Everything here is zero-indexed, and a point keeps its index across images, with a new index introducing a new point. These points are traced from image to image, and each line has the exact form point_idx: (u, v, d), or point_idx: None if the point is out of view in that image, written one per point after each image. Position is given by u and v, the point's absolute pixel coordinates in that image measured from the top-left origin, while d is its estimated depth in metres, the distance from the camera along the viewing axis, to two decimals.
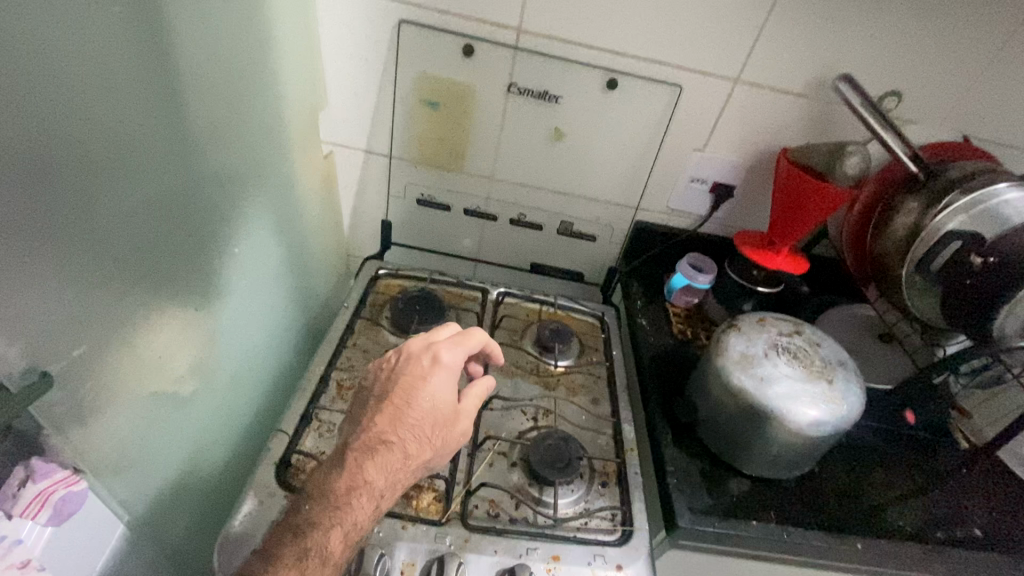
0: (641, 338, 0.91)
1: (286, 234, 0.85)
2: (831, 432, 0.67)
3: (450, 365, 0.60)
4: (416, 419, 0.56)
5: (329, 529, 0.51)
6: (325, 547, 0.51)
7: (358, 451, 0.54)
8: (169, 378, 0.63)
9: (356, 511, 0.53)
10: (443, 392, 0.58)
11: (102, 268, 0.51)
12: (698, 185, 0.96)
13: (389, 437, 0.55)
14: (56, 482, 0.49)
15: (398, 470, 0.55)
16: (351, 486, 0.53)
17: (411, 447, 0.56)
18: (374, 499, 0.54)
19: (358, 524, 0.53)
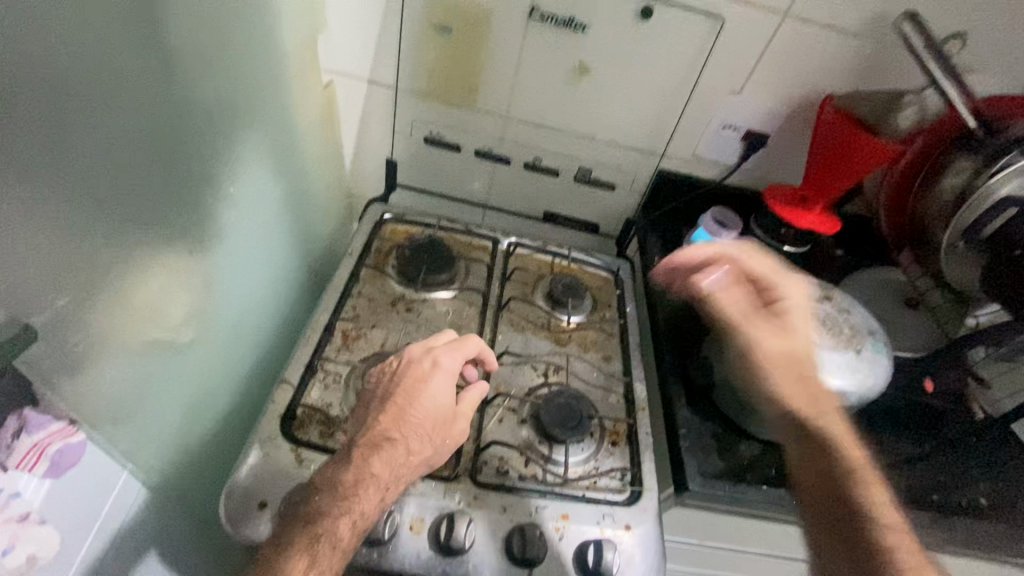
0: (657, 295, 0.88)
1: (284, 173, 0.78)
2: (852, 401, 0.65)
3: (449, 368, 0.62)
4: (418, 418, 0.58)
5: (338, 518, 0.51)
6: (335, 533, 0.50)
7: (364, 446, 0.55)
8: (165, 325, 0.59)
9: (364, 500, 0.53)
10: (443, 394, 0.60)
11: (83, 207, 0.46)
12: (730, 133, 0.88)
13: (391, 434, 0.56)
14: (50, 433, 0.53)
15: (402, 467, 0.55)
16: (358, 478, 0.53)
17: (415, 444, 0.57)
18: (380, 490, 0.54)
19: (366, 513, 0.52)
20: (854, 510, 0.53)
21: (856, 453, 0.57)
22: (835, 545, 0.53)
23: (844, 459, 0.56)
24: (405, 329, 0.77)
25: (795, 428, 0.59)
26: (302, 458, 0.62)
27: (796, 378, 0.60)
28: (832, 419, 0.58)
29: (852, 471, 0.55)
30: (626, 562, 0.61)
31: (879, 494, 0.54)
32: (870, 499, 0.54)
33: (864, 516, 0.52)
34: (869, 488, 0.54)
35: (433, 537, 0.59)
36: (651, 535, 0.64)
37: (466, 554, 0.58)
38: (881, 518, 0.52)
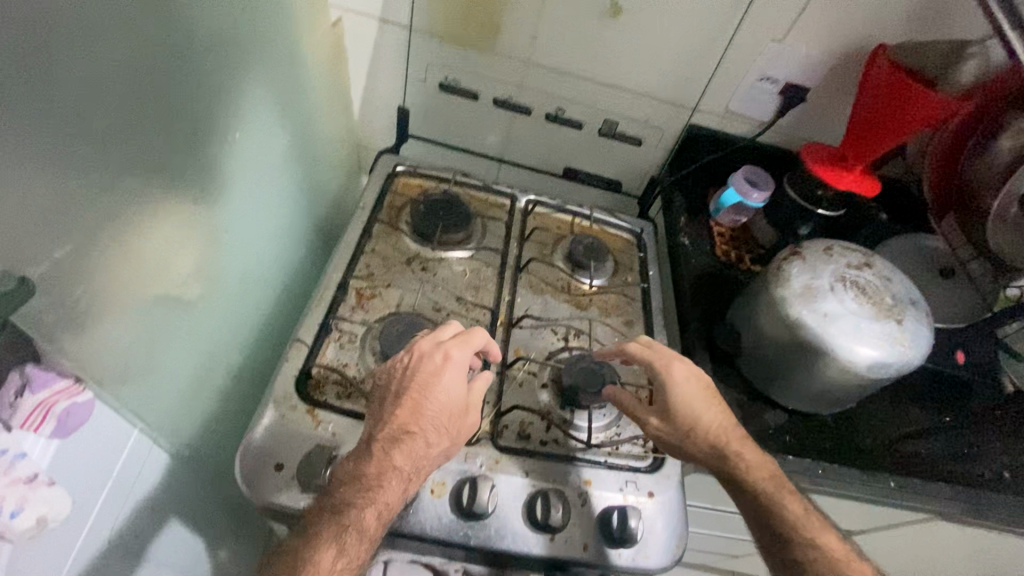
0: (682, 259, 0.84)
1: (291, 119, 0.73)
2: (891, 373, 0.62)
3: (462, 362, 0.58)
4: (433, 414, 0.55)
5: (363, 508, 0.49)
6: (361, 523, 0.49)
7: (382, 441, 0.53)
8: (172, 281, 0.56)
9: (388, 490, 0.51)
10: (455, 388, 0.57)
11: (76, 149, 0.41)
12: (768, 85, 0.82)
13: (409, 429, 0.54)
14: (57, 393, 0.46)
15: (423, 460, 0.54)
16: (380, 471, 0.51)
17: (433, 438, 0.55)
18: (403, 481, 0.52)
19: (390, 504, 0.51)
20: (790, 540, 0.55)
21: (768, 475, 0.59)
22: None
23: (764, 489, 0.58)
24: (421, 288, 0.74)
25: (714, 473, 0.60)
26: (319, 419, 0.60)
27: (684, 439, 0.60)
28: (744, 456, 0.59)
29: (774, 497, 0.57)
30: (648, 529, 0.60)
31: (800, 504, 0.58)
32: (797, 520, 0.56)
33: (799, 542, 0.55)
34: (789, 508, 0.57)
35: (455, 500, 0.57)
36: (673, 501, 0.62)
37: (488, 518, 0.57)
38: (813, 533, 0.56)
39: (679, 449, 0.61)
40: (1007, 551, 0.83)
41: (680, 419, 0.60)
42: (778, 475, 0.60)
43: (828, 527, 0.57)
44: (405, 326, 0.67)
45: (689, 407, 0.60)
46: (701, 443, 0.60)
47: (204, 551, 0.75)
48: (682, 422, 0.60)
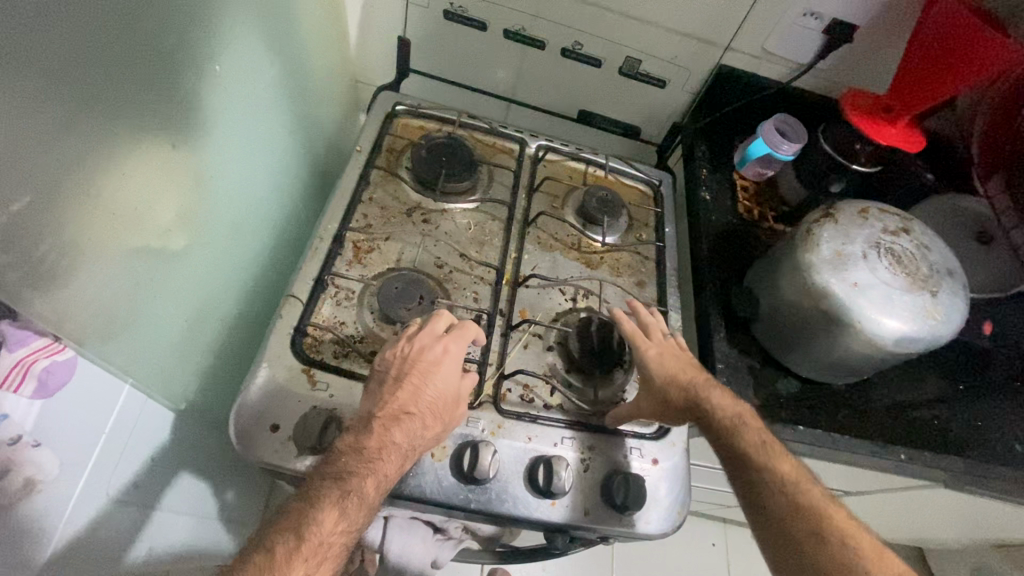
0: (702, 216, 0.78)
1: (279, 48, 0.65)
2: (920, 347, 0.59)
3: (460, 356, 0.56)
4: (434, 398, 0.53)
5: (365, 477, 0.48)
6: (363, 489, 0.47)
7: (383, 419, 0.51)
8: (153, 230, 0.51)
9: (387, 462, 0.49)
10: (454, 380, 0.55)
11: (24, 84, 0.35)
12: (812, 23, 0.72)
13: (409, 409, 0.52)
14: (36, 351, 0.44)
15: (420, 441, 0.52)
16: (381, 445, 0.50)
17: (430, 422, 0.53)
18: (400, 456, 0.50)
19: (389, 476, 0.49)
20: (746, 466, 0.53)
21: (732, 412, 0.56)
22: (743, 503, 0.53)
23: (726, 423, 0.55)
24: (423, 242, 0.70)
25: (683, 416, 0.57)
26: (315, 379, 0.57)
27: (660, 403, 0.57)
28: (711, 399, 0.56)
29: (735, 430, 0.54)
30: (651, 496, 0.59)
31: (760, 436, 0.55)
32: (754, 450, 0.53)
33: (755, 467, 0.52)
34: (746, 439, 0.54)
35: (456, 464, 0.56)
36: (679, 468, 0.61)
37: (490, 482, 0.56)
38: (769, 461, 0.53)
39: (658, 413, 0.57)
40: (1002, 514, 0.84)
41: (655, 383, 0.57)
42: (745, 411, 0.57)
43: (785, 454, 0.54)
44: (405, 284, 0.64)
45: (664, 373, 0.57)
46: (673, 399, 0.56)
47: (211, 495, 0.76)
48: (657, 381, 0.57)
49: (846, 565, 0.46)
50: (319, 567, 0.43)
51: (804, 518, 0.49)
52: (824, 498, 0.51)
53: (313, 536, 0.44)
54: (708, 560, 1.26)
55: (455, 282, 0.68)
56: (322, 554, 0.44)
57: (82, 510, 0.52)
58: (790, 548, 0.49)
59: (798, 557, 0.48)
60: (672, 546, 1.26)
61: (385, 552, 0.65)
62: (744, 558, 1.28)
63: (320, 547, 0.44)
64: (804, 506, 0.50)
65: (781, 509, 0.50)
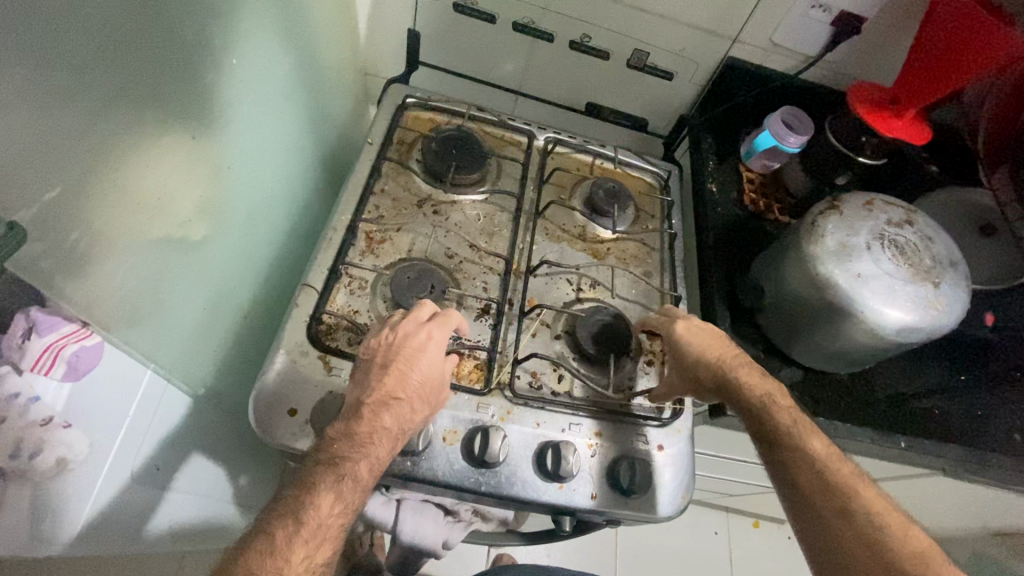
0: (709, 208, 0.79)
1: (293, 40, 0.66)
2: (920, 338, 0.60)
3: (444, 341, 0.58)
4: (420, 382, 0.55)
5: (358, 461, 0.49)
6: (357, 473, 0.49)
7: (373, 404, 0.52)
8: (175, 220, 0.53)
9: (379, 446, 0.51)
10: (438, 365, 0.56)
11: (54, 79, 0.37)
12: (821, 14, 0.72)
13: (397, 394, 0.53)
14: (64, 336, 0.44)
15: (409, 424, 0.54)
16: (371, 430, 0.51)
17: (418, 406, 0.54)
18: (391, 440, 0.52)
19: (382, 459, 0.51)
20: (777, 445, 0.53)
21: (761, 390, 0.56)
22: (774, 482, 0.53)
23: (754, 404, 0.55)
24: (433, 233, 0.71)
25: (717, 394, 0.58)
26: (331, 365, 0.59)
27: (689, 379, 0.59)
28: (740, 377, 0.56)
29: (763, 407, 0.55)
30: (656, 479, 0.61)
31: (792, 413, 0.54)
32: (785, 428, 0.53)
33: (785, 446, 0.52)
34: (777, 418, 0.54)
35: (467, 447, 0.58)
36: (683, 455, 0.63)
37: (499, 465, 0.58)
38: (799, 438, 0.52)
39: (689, 388, 0.60)
40: (1000, 503, 0.86)
41: (688, 362, 0.59)
42: (775, 388, 0.57)
43: (818, 432, 0.53)
44: (416, 274, 0.66)
45: (694, 353, 0.58)
46: (704, 378, 0.58)
47: (224, 479, 0.78)
48: (690, 362, 0.59)
49: (874, 541, 0.47)
50: (319, 548, 0.45)
51: (833, 496, 0.49)
52: (855, 474, 0.51)
53: (311, 519, 0.46)
54: (710, 547, 1.28)
55: (465, 272, 0.69)
56: (321, 535, 0.46)
57: (106, 487, 0.54)
58: (815, 525, 0.49)
59: (825, 534, 0.48)
60: (675, 534, 1.28)
61: (397, 531, 0.67)
62: (746, 546, 1.30)
63: (319, 529, 0.46)
64: (833, 485, 0.50)
65: (809, 485, 0.50)
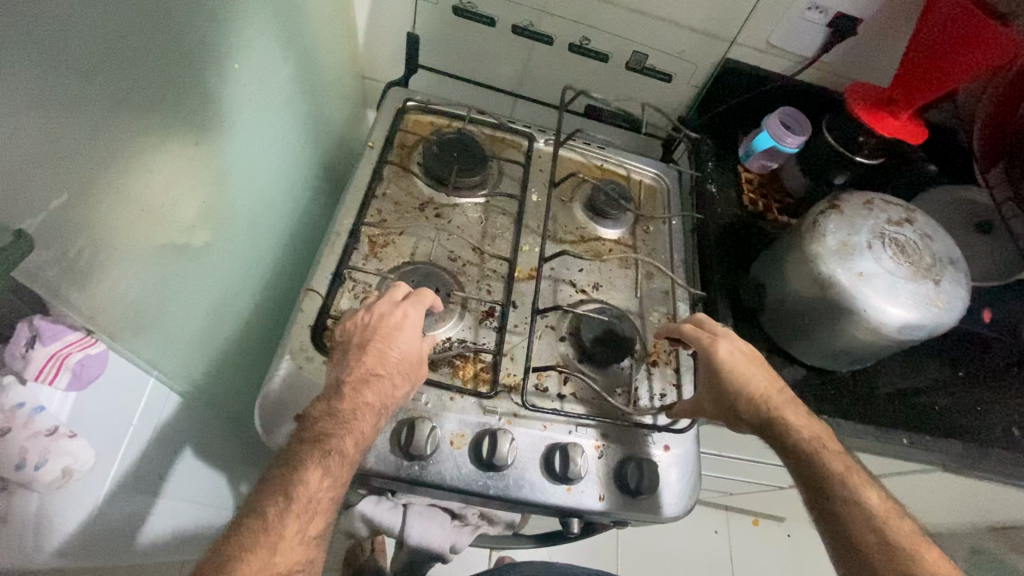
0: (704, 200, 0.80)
1: (294, 44, 0.66)
2: (922, 334, 0.61)
3: (420, 318, 0.58)
4: (398, 358, 0.55)
5: (343, 436, 0.50)
6: (343, 448, 0.49)
7: (353, 382, 0.53)
8: (178, 227, 0.52)
9: (363, 421, 0.52)
10: (416, 341, 0.57)
11: (59, 86, 0.37)
12: (817, 16, 0.73)
13: (377, 370, 0.54)
14: (69, 344, 0.45)
15: (391, 400, 0.54)
16: (353, 407, 0.52)
17: (399, 381, 0.55)
18: (375, 414, 0.53)
19: (366, 433, 0.52)
20: (828, 493, 0.52)
21: (810, 434, 0.56)
22: (823, 534, 0.52)
23: (804, 446, 0.55)
24: (436, 236, 0.71)
25: (762, 436, 0.57)
26: None
27: (727, 407, 0.59)
28: (789, 418, 0.56)
29: (815, 454, 0.54)
30: (662, 480, 0.61)
31: (845, 463, 0.54)
32: (840, 478, 0.52)
33: (839, 495, 0.51)
34: (828, 463, 0.53)
35: (474, 451, 0.58)
36: (690, 455, 0.63)
37: (507, 468, 0.58)
38: (855, 489, 0.52)
39: (723, 416, 0.59)
40: (998, 498, 0.87)
41: (730, 395, 0.58)
42: (823, 433, 0.56)
43: (871, 483, 0.53)
44: (420, 278, 0.66)
45: (734, 381, 0.57)
46: (745, 413, 0.57)
47: (224, 483, 0.77)
48: (730, 392, 0.58)
49: None
50: (311, 520, 0.46)
51: (894, 558, 0.48)
52: (913, 533, 0.50)
53: (301, 495, 0.46)
54: (710, 547, 1.28)
55: (469, 275, 0.69)
56: (312, 510, 0.46)
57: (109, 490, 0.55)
58: None
59: None
60: (676, 534, 1.28)
61: (404, 536, 0.67)
62: (746, 546, 1.30)
63: (309, 504, 0.46)
64: (892, 543, 0.49)
65: (868, 541, 0.49)
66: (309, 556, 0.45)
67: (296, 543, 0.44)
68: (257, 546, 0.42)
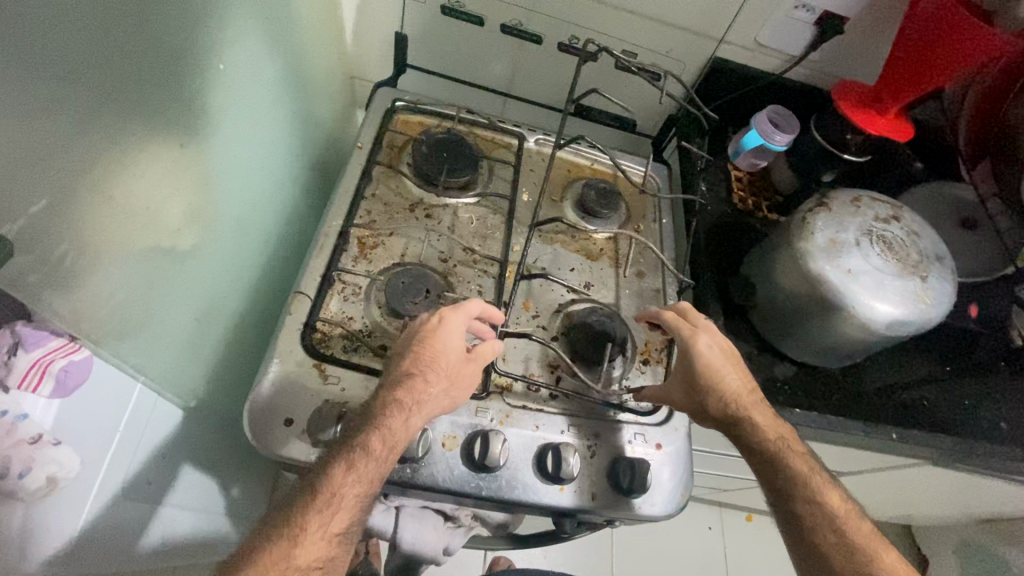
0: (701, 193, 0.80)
1: (280, 43, 0.65)
2: (908, 330, 0.61)
3: (460, 320, 0.58)
4: (431, 356, 0.55)
5: (371, 433, 0.50)
6: (370, 446, 0.50)
7: (389, 383, 0.54)
8: (164, 229, 0.52)
9: (394, 419, 0.51)
10: (453, 342, 0.56)
11: (36, 87, 0.36)
12: (804, 15, 0.73)
13: (412, 370, 0.54)
14: (52, 351, 0.45)
15: (423, 398, 0.53)
16: (383, 404, 0.52)
17: (433, 378, 0.54)
18: (405, 413, 0.52)
19: (395, 431, 0.51)
20: (791, 496, 0.54)
21: (775, 435, 0.57)
22: (785, 533, 0.55)
23: (771, 449, 0.56)
24: (427, 237, 0.71)
25: (729, 436, 0.59)
26: (327, 373, 0.58)
27: (696, 402, 0.60)
28: (755, 419, 0.57)
29: (781, 455, 0.56)
30: (654, 478, 0.61)
31: (809, 464, 0.56)
32: (803, 480, 0.54)
33: (801, 499, 0.54)
34: (794, 466, 0.55)
35: (466, 453, 0.57)
36: (681, 452, 0.63)
37: (499, 470, 0.58)
38: (818, 492, 0.54)
39: (693, 412, 0.60)
40: (985, 490, 0.88)
41: (704, 394, 0.59)
42: (788, 434, 0.58)
43: (835, 487, 0.55)
44: (411, 279, 0.65)
45: (710, 375, 0.59)
46: (712, 410, 0.59)
47: (218, 486, 0.77)
48: (703, 389, 0.59)
49: None
50: (334, 516, 0.48)
51: (851, 556, 0.51)
52: (873, 535, 0.53)
53: (326, 489, 0.48)
54: (704, 542, 1.29)
55: (460, 275, 0.69)
56: (335, 505, 0.48)
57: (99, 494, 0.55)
58: None
59: None
60: (670, 530, 1.29)
61: (397, 539, 0.67)
62: (739, 540, 1.31)
63: (333, 499, 0.48)
64: (852, 546, 0.52)
65: (828, 544, 0.52)
66: (331, 553, 0.48)
67: (319, 537, 0.47)
68: (278, 541, 0.46)
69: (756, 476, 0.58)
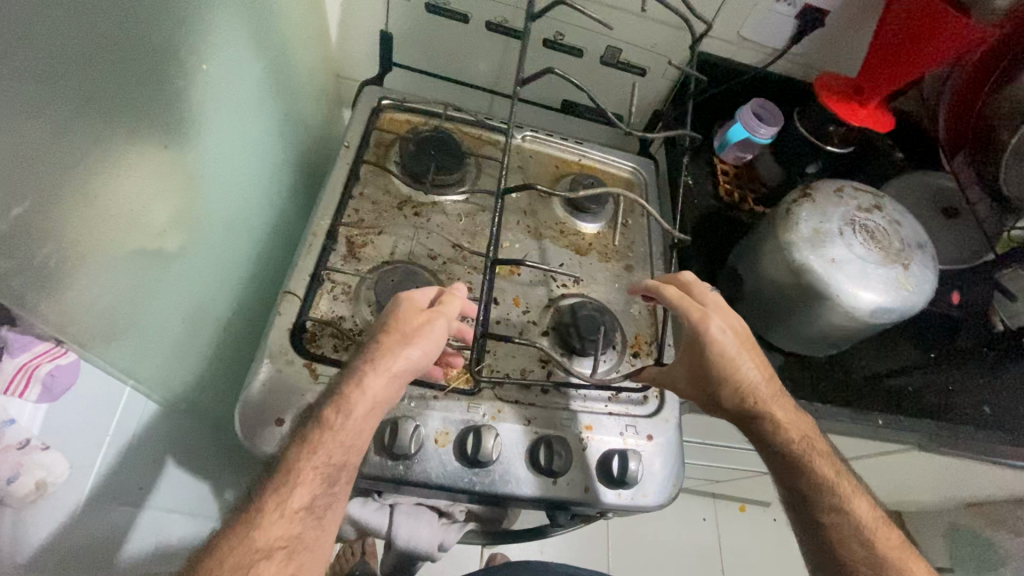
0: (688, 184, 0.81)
1: (264, 43, 0.65)
2: (892, 318, 0.62)
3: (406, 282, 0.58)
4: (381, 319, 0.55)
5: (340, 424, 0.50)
6: (340, 436, 0.50)
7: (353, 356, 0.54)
8: (150, 232, 0.52)
9: (354, 400, 0.50)
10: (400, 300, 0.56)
11: (20, 91, 0.36)
12: (786, 9, 0.74)
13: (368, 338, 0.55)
14: (37, 356, 0.47)
15: (377, 354, 0.52)
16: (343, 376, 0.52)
17: (383, 335, 0.54)
18: (359, 377, 0.51)
19: (349, 398, 0.50)
20: (817, 507, 0.57)
21: (800, 436, 0.59)
22: (807, 539, 0.58)
23: (795, 452, 0.58)
24: (416, 235, 0.71)
25: (749, 436, 0.61)
26: (317, 372, 0.58)
27: (701, 392, 0.60)
28: (778, 418, 0.59)
29: (808, 462, 0.58)
30: (646, 470, 0.61)
31: (833, 467, 0.58)
32: (831, 489, 0.57)
33: (825, 509, 0.57)
34: (821, 471, 0.57)
35: (459, 449, 0.58)
36: (672, 444, 0.63)
37: (493, 464, 0.58)
38: (846, 502, 0.57)
39: (701, 400, 0.61)
40: (971, 474, 0.90)
41: (711, 386, 0.59)
42: (812, 433, 0.60)
43: (860, 493, 0.58)
44: (400, 277, 0.65)
45: (702, 362, 0.58)
46: (726, 405, 0.60)
47: (210, 489, 0.77)
48: (710, 384, 0.59)
49: None
50: (289, 495, 0.48)
51: (878, 565, 0.54)
52: (898, 542, 0.56)
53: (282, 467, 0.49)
54: (698, 533, 1.30)
55: (450, 273, 0.69)
56: (291, 478, 0.49)
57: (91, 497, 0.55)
58: None
59: None
60: (665, 522, 1.30)
61: (391, 536, 0.67)
62: (734, 530, 1.33)
63: (288, 474, 0.49)
64: (879, 556, 0.55)
65: (853, 553, 0.55)
66: (295, 530, 0.48)
67: (278, 516, 0.48)
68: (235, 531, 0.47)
69: (778, 478, 0.60)
